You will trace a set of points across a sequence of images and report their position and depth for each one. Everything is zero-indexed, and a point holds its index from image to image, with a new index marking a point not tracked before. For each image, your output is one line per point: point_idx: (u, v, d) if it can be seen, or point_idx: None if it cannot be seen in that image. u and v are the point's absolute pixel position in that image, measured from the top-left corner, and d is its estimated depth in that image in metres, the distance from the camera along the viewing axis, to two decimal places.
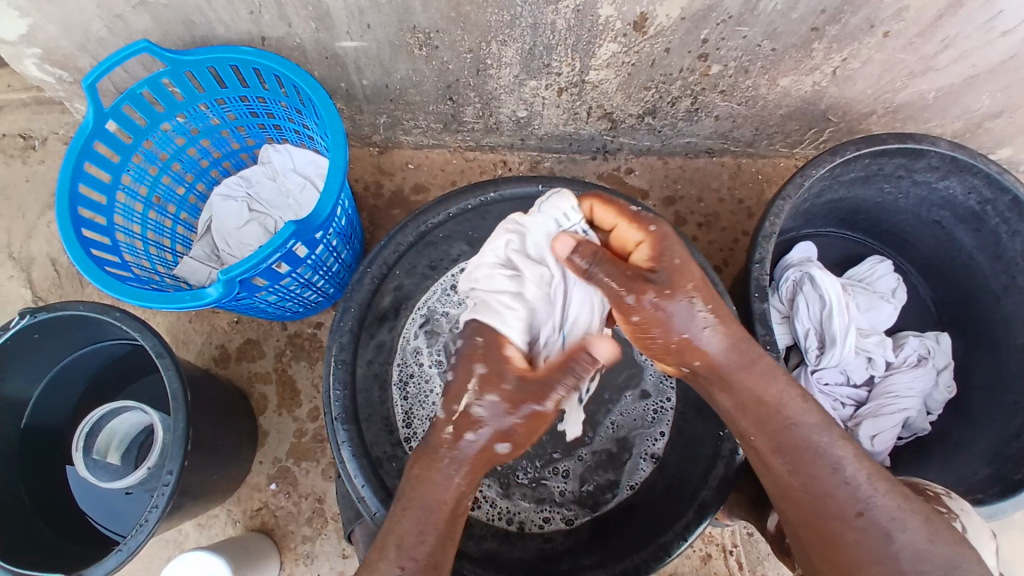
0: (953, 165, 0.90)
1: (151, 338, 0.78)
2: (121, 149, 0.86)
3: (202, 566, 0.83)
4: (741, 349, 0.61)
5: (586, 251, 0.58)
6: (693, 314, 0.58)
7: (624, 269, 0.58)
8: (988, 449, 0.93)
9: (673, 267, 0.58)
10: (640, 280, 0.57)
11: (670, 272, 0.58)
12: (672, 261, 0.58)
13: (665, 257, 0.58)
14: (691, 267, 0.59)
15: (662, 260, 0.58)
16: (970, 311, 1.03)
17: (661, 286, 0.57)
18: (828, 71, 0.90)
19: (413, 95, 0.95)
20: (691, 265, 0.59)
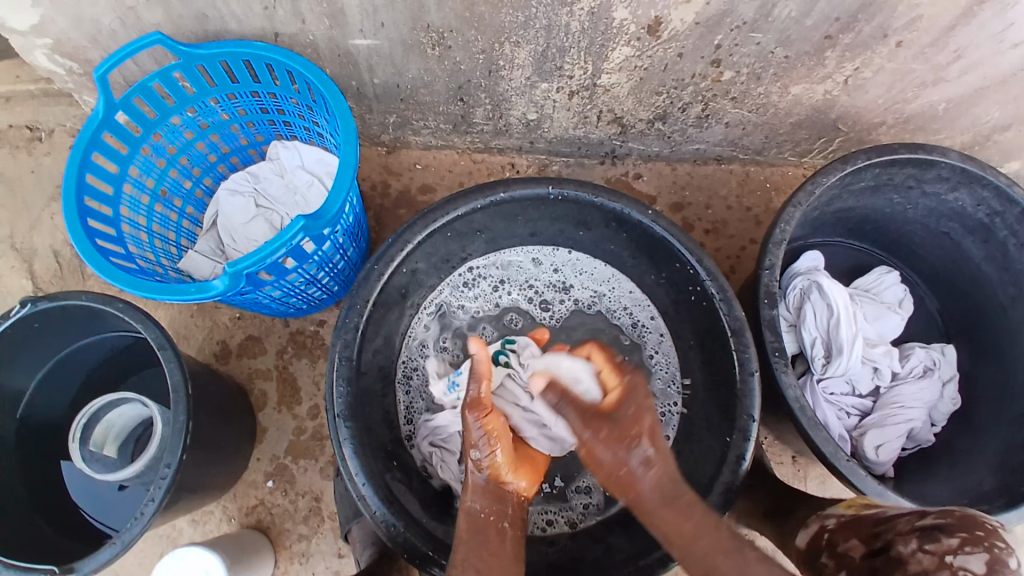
0: (963, 176, 0.89)
1: (154, 329, 0.77)
2: (130, 140, 0.86)
3: (197, 563, 0.82)
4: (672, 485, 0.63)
5: (556, 390, 0.68)
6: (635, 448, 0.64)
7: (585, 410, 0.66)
8: (994, 460, 0.91)
9: (638, 410, 0.65)
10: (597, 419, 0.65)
11: (633, 411, 0.65)
12: (641, 407, 0.65)
13: (632, 399, 0.65)
14: (644, 416, 0.64)
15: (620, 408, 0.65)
16: (978, 324, 1.02)
17: (618, 414, 0.65)
18: (840, 80, 0.90)
19: (424, 95, 0.95)
20: (646, 414, 0.65)
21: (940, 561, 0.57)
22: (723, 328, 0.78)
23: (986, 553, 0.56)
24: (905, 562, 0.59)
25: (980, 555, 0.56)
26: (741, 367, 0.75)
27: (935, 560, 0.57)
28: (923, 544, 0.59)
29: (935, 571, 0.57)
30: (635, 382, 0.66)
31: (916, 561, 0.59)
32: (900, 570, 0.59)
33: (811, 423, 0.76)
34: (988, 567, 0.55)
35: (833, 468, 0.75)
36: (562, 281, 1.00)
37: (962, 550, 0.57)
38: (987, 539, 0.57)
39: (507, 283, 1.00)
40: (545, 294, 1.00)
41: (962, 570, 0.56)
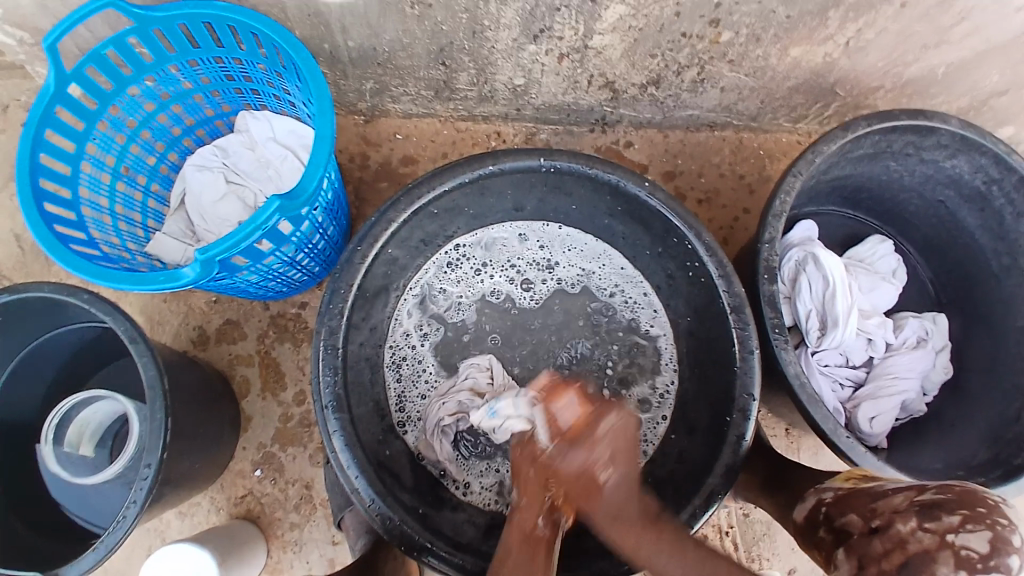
0: (963, 143, 0.87)
1: (124, 320, 0.72)
2: (86, 115, 0.79)
3: (192, 564, 0.80)
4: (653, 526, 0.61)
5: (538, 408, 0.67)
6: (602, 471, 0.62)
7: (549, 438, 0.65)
8: (985, 430, 0.91)
9: (592, 449, 0.63)
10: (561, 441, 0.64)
11: (587, 450, 0.63)
12: (593, 447, 0.63)
13: (582, 444, 0.63)
14: (609, 442, 0.63)
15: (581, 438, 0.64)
16: (970, 292, 1.01)
17: (575, 453, 0.63)
18: (841, 42, 0.86)
19: (403, 58, 0.89)
20: (614, 441, 0.64)
21: (941, 540, 0.56)
22: (723, 305, 0.75)
23: (988, 531, 0.55)
24: (905, 542, 0.58)
25: (982, 533, 0.55)
26: (741, 345, 0.73)
27: (937, 540, 0.56)
28: (923, 523, 0.57)
29: (937, 551, 0.56)
30: (604, 416, 0.64)
31: (916, 541, 0.57)
32: (898, 550, 0.58)
33: (811, 400, 0.74)
34: (991, 546, 0.54)
35: (832, 445, 0.74)
36: (547, 259, 0.95)
37: (964, 528, 0.56)
38: (989, 516, 0.56)
39: (490, 266, 0.95)
40: (527, 274, 0.96)
41: (964, 549, 0.55)
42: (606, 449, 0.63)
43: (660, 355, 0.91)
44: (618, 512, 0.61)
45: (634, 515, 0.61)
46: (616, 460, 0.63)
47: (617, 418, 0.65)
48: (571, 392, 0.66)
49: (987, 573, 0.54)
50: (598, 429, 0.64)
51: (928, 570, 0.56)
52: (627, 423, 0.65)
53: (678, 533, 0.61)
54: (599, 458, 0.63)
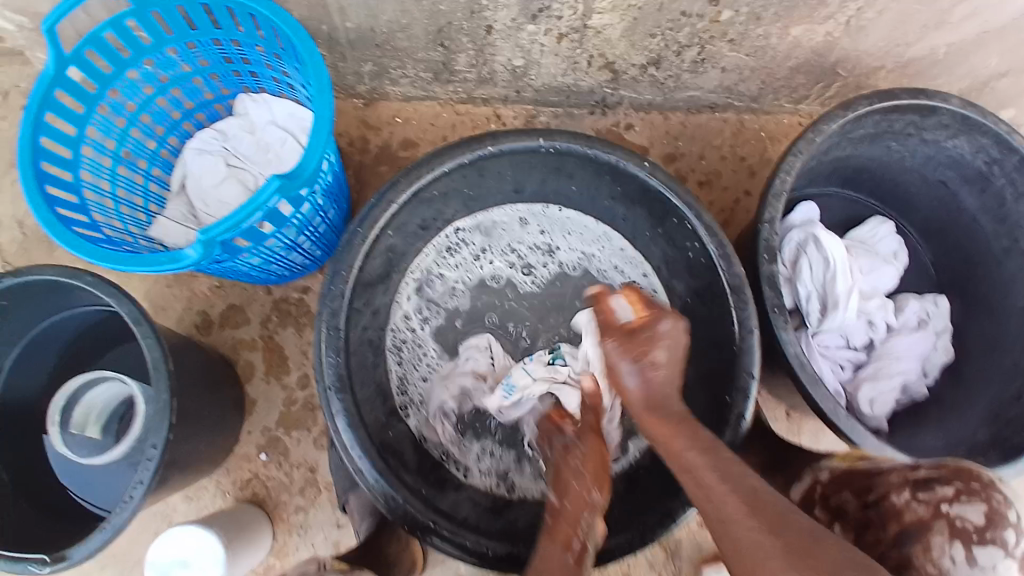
0: (964, 123, 0.86)
1: (128, 304, 0.72)
2: (85, 98, 0.79)
3: (203, 548, 0.81)
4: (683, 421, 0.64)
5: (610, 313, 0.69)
6: (657, 365, 0.65)
7: (614, 329, 0.68)
8: (986, 411, 0.92)
9: (646, 343, 0.65)
10: (626, 335, 0.67)
11: (641, 344, 0.65)
12: (648, 343, 0.65)
13: (639, 338, 0.66)
14: (672, 343, 0.66)
15: (643, 334, 0.66)
16: (971, 273, 1.01)
17: (630, 346, 0.66)
18: (842, 20, 0.86)
19: (401, 40, 0.88)
20: (676, 342, 0.66)
21: (935, 510, 0.59)
22: (723, 286, 0.76)
23: (983, 504, 0.57)
24: (900, 513, 0.61)
25: (977, 504, 0.57)
26: (741, 325, 0.73)
27: (931, 510, 0.59)
28: (917, 493, 0.61)
29: (930, 520, 0.59)
30: (665, 320, 0.66)
31: (911, 511, 0.60)
32: (896, 522, 0.61)
33: (812, 380, 0.75)
34: (986, 517, 0.56)
35: (833, 427, 0.74)
36: (548, 244, 0.96)
37: (957, 499, 0.59)
38: (984, 491, 0.59)
39: (489, 251, 0.95)
40: (528, 258, 0.96)
41: (959, 519, 0.57)
42: (658, 344, 0.65)
43: None
44: (651, 404, 0.66)
45: (654, 408, 0.65)
46: (654, 363, 0.65)
47: (677, 327, 0.66)
48: (638, 296, 0.69)
49: (982, 544, 0.55)
50: (656, 328, 0.66)
51: (923, 540, 0.58)
52: (681, 333, 0.66)
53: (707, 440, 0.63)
54: (655, 352, 0.65)
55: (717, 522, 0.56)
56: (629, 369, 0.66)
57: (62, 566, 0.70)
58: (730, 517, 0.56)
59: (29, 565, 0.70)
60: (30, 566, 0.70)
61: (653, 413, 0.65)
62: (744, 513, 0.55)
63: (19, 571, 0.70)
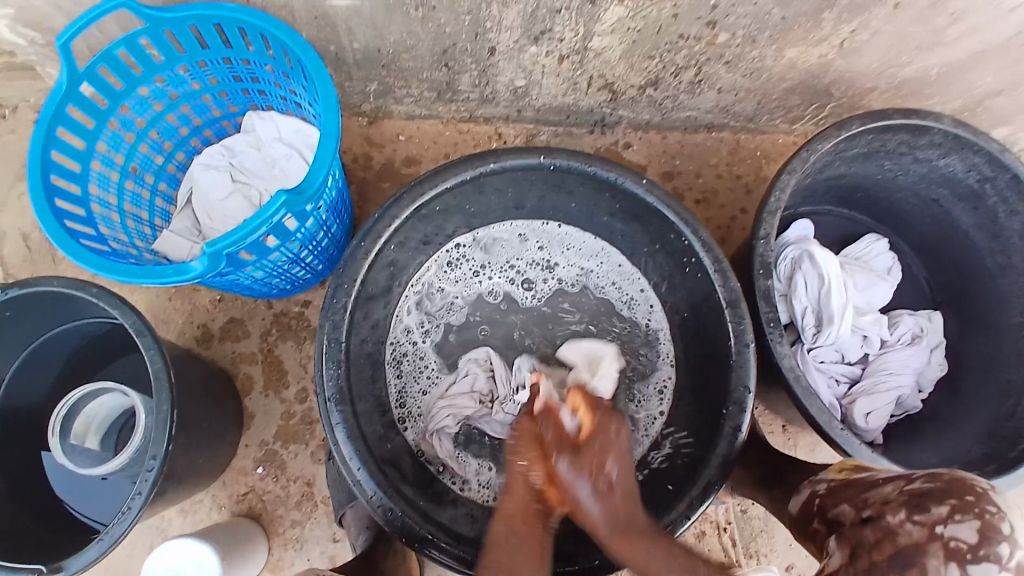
0: (955, 142, 0.88)
1: (132, 315, 0.73)
2: (97, 113, 0.81)
3: (204, 567, 0.80)
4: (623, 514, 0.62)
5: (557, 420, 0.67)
6: (606, 472, 0.63)
7: (564, 440, 0.65)
8: (981, 427, 0.92)
9: (598, 454, 0.63)
10: (574, 449, 0.64)
11: (593, 457, 0.63)
12: (601, 453, 0.64)
13: (588, 450, 0.64)
14: (618, 449, 0.65)
15: (592, 445, 0.64)
16: (967, 290, 1.02)
17: (580, 460, 0.63)
18: (836, 43, 0.88)
19: (406, 60, 0.91)
20: (619, 447, 0.65)
21: (929, 532, 0.56)
22: (720, 300, 0.77)
23: (977, 520, 0.54)
24: (895, 534, 0.59)
25: (971, 522, 0.55)
26: (737, 339, 0.74)
27: (925, 532, 0.57)
28: (912, 515, 0.58)
29: (926, 543, 0.56)
30: (613, 426, 0.66)
31: (905, 534, 0.58)
32: (888, 542, 0.59)
33: (807, 394, 0.76)
34: (980, 534, 0.54)
35: (826, 437, 0.75)
36: (546, 260, 0.97)
37: (952, 518, 0.56)
38: (978, 504, 0.55)
39: (488, 268, 0.97)
40: (528, 274, 0.98)
41: (953, 540, 0.55)
42: (610, 451, 0.64)
43: (656, 352, 0.93)
44: (616, 522, 0.61)
45: (618, 526, 0.61)
46: (604, 474, 0.63)
47: (619, 436, 0.66)
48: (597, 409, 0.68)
49: (978, 562, 0.53)
50: (607, 437, 0.65)
51: (918, 563, 0.56)
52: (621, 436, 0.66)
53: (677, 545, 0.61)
54: (602, 460, 0.64)
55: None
56: (571, 479, 0.62)
57: None
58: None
59: None
60: None
61: (622, 530, 0.61)
62: None
63: None
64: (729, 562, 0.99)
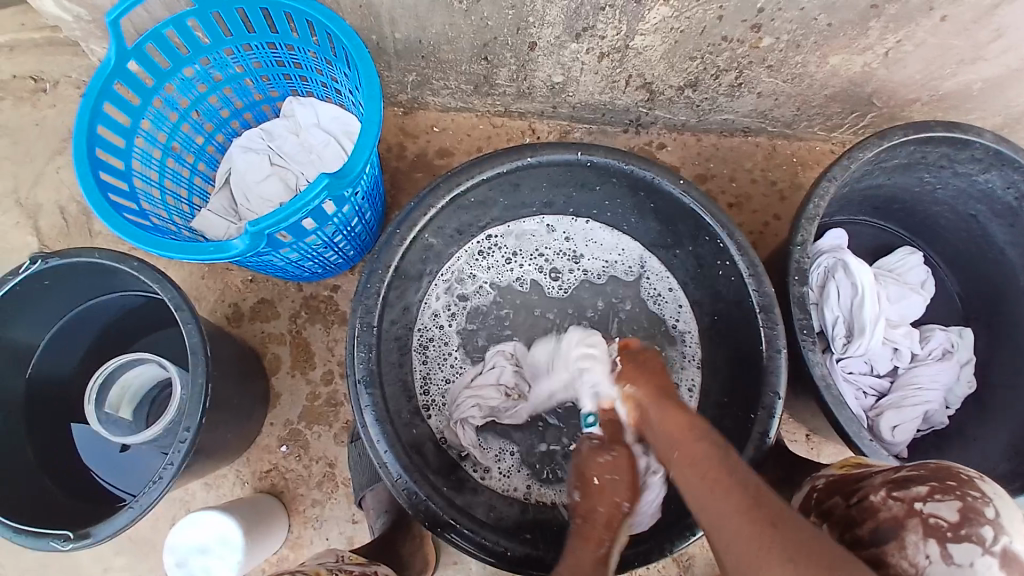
0: (997, 159, 0.87)
1: (171, 289, 0.74)
2: (143, 90, 0.82)
3: (224, 541, 0.82)
4: (663, 422, 0.69)
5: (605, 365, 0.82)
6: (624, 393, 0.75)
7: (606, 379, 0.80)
8: (1006, 446, 0.90)
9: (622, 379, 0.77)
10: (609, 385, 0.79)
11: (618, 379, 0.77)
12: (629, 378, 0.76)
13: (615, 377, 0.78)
14: (643, 373, 0.75)
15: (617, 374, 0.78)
16: (1001, 308, 1.00)
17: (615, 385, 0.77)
18: (880, 52, 0.87)
19: (446, 52, 0.91)
20: (644, 373, 0.75)
21: (909, 509, 0.56)
22: (752, 304, 0.76)
23: (958, 500, 0.55)
24: (877, 511, 0.59)
25: (951, 502, 0.55)
26: (769, 345, 0.74)
27: (904, 508, 0.57)
28: (892, 492, 0.58)
29: (904, 518, 0.56)
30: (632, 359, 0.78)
31: (886, 509, 0.58)
32: (871, 519, 0.59)
33: (838, 403, 0.75)
34: (960, 514, 0.54)
35: (854, 448, 0.73)
36: (573, 251, 0.97)
37: (931, 497, 0.56)
38: (960, 488, 0.56)
39: (519, 255, 0.96)
40: (555, 263, 0.97)
41: (932, 517, 0.55)
42: (656, 362, 0.77)
43: (684, 353, 0.92)
44: (655, 389, 0.73)
45: (655, 397, 0.72)
46: (648, 374, 0.75)
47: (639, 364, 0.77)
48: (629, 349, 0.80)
49: (958, 542, 0.53)
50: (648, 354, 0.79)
51: (897, 537, 0.56)
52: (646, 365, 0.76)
53: (715, 438, 0.64)
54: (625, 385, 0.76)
55: (719, 523, 0.56)
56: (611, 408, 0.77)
57: (84, 544, 0.71)
58: (726, 510, 0.56)
59: (52, 541, 0.71)
60: (52, 541, 0.71)
61: (657, 401, 0.71)
62: (740, 511, 0.55)
63: (42, 547, 0.71)
64: None
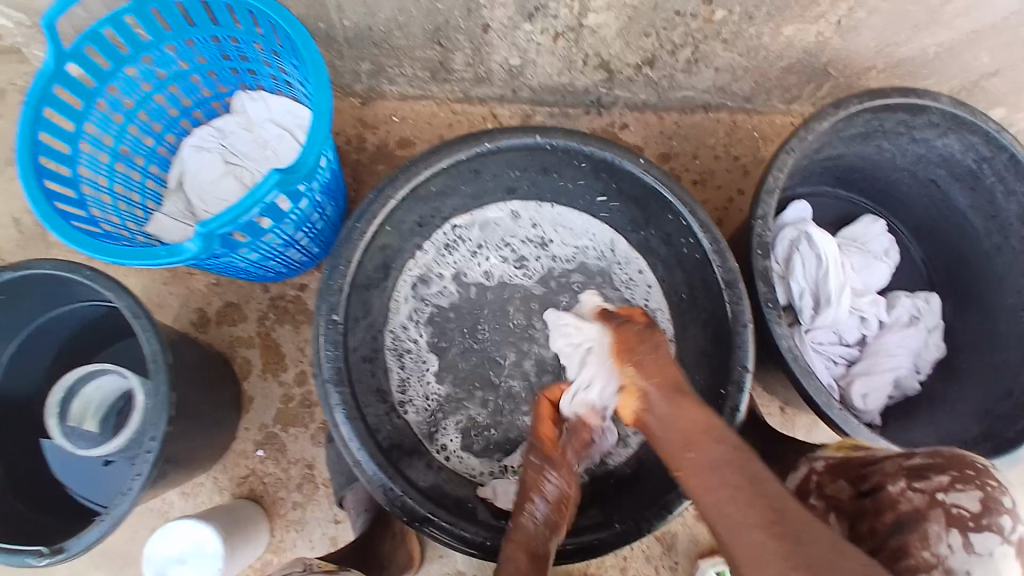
0: (953, 122, 0.88)
1: (127, 298, 0.72)
2: (84, 94, 0.79)
3: (195, 549, 0.81)
4: (681, 411, 0.59)
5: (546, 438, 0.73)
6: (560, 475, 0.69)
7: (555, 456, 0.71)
8: (977, 407, 0.93)
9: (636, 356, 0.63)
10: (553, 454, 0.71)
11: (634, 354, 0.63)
12: (642, 355, 0.63)
13: (631, 345, 0.64)
14: (660, 360, 0.63)
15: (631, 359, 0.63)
16: (962, 271, 1.02)
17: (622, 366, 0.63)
18: (833, 20, 0.87)
19: (399, 38, 0.89)
20: (664, 363, 0.63)
21: (931, 499, 0.58)
22: (716, 279, 0.76)
23: (979, 491, 0.56)
24: (896, 502, 0.59)
25: (972, 492, 0.57)
26: (735, 319, 0.74)
27: (926, 499, 0.58)
28: (912, 483, 0.59)
29: (927, 509, 0.57)
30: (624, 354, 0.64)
31: (906, 501, 0.59)
32: (890, 510, 0.59)
33: (804, 372, 0.75)
34: (981, 504, 0.56)
35: (826, 419, 0.74)
36: (541, 237, 0.95)
37: (953, 487, 0.57)
38: (979, 478, 0.58)
39: (485, 247, 0.95)
40: (521, 251, 0.95)
41: (955, 507, 0.56)
42: (645, 352, 0.63)
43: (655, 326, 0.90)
44: (664, 389, 0.61)
45: (667, 389, 0.61)
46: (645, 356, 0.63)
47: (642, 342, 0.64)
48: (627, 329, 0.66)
49: (979, 531, 0.54)
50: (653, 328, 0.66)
51: (919, 529, 0.57)
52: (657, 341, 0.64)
53: (735, 442, 0.56)
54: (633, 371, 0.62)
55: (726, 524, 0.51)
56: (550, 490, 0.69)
57: (60, 559, 0.69)
58: (749, 522, 0.50)
59: (26, 557, 0.69)
60: (26, 558, 0.69)
61: (668, 396, 0.60)
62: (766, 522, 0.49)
63: (16, 564, 0.69)
64: None
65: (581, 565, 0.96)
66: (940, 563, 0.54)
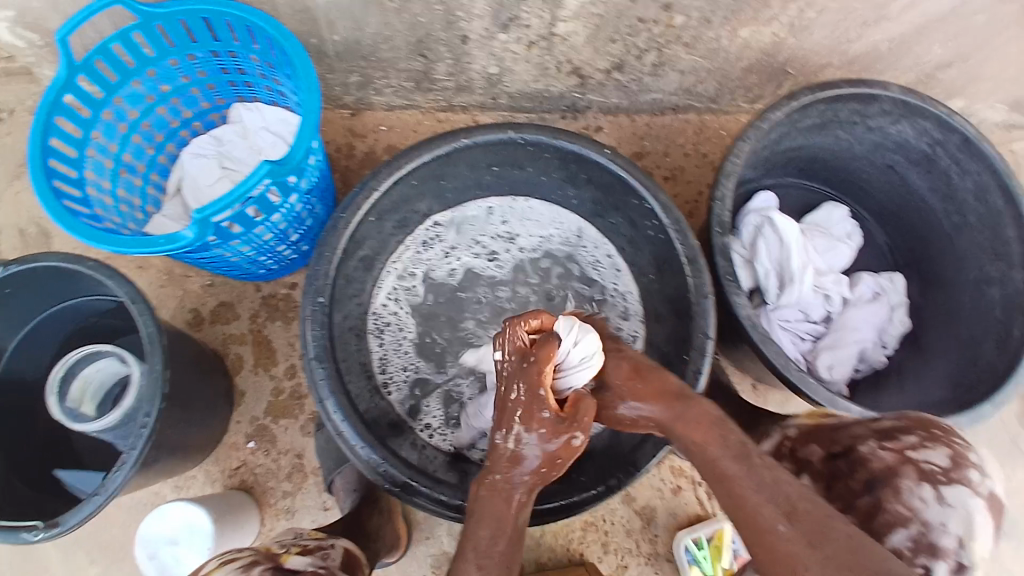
0: (905, 109, 0.95)
1: (124, 284, 0.77)
2: (93, 103, 0.85)
3: (187, 522, 0.84)
4: (684, 419, 0.60)
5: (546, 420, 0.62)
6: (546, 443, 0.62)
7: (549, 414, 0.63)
8: (943, 377, 0.98)
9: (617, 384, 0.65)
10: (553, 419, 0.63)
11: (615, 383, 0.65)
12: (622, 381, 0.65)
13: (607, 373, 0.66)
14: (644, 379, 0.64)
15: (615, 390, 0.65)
16: (925, 251, 1.08)
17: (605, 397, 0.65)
18: (785, 21, 0.94)
19: (385, 51, 0.96)
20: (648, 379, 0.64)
21: (901, 456, 0.64)
22: (680, 258, 0.82)
23: (948, 449, 0.62)
24: (867, 461, 0.65)
25: (941, 449, 0.62)
26: (698, 292, 0.79)
27: (898, 456, 0.64)
28: (883, 442, 0.65)
29: (899, 466, 0.63)
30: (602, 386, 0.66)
31: (878, 459, 0.64)
32: (865, 469, 0.65)
33: (765, 341, 0.81)
34: (950, 460, 0.61)
35: (786, 381, 0.80)
36: (508, 232, 1.01)
37: (922, 445, 0.63)
38: (945, 437, 0.64)
39: (458, 248, 1.01)
40: (491, 247, 1.01)
41: (925, 463, 0.62)
42: (628, 375, 0.65)
43: (626, 309, 0.97)
44: (660, 404, 0.62)
45: (662, 405, 0.62)
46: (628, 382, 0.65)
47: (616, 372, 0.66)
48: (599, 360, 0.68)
49: (950, 484, 0.60)
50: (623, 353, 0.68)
51: (891, 484, 0.62)
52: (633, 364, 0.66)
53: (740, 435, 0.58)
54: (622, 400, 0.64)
55: (756, 513, 0.52)
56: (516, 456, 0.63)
57: (55, 533, 0.73)
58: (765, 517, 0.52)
59: (22, 533, 0.73)
60: (23, 533, 0.72)
61: (668, 411, 0.61)
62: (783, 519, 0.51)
63: (13, 540, 0.72)
64: (705, 514, 1.02)
65: (563, 543, 0.99)
66: (916, 516, 0.60)
